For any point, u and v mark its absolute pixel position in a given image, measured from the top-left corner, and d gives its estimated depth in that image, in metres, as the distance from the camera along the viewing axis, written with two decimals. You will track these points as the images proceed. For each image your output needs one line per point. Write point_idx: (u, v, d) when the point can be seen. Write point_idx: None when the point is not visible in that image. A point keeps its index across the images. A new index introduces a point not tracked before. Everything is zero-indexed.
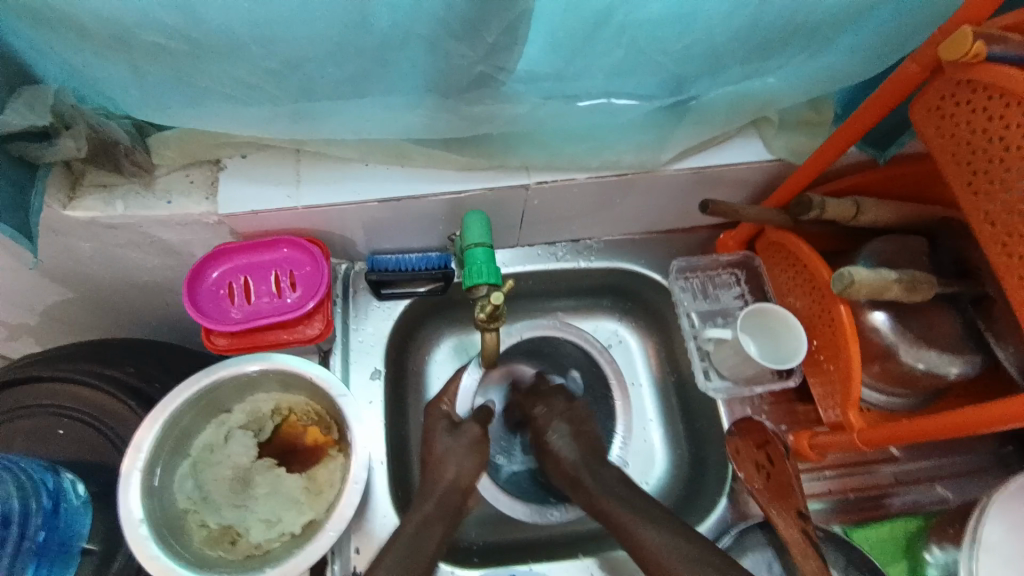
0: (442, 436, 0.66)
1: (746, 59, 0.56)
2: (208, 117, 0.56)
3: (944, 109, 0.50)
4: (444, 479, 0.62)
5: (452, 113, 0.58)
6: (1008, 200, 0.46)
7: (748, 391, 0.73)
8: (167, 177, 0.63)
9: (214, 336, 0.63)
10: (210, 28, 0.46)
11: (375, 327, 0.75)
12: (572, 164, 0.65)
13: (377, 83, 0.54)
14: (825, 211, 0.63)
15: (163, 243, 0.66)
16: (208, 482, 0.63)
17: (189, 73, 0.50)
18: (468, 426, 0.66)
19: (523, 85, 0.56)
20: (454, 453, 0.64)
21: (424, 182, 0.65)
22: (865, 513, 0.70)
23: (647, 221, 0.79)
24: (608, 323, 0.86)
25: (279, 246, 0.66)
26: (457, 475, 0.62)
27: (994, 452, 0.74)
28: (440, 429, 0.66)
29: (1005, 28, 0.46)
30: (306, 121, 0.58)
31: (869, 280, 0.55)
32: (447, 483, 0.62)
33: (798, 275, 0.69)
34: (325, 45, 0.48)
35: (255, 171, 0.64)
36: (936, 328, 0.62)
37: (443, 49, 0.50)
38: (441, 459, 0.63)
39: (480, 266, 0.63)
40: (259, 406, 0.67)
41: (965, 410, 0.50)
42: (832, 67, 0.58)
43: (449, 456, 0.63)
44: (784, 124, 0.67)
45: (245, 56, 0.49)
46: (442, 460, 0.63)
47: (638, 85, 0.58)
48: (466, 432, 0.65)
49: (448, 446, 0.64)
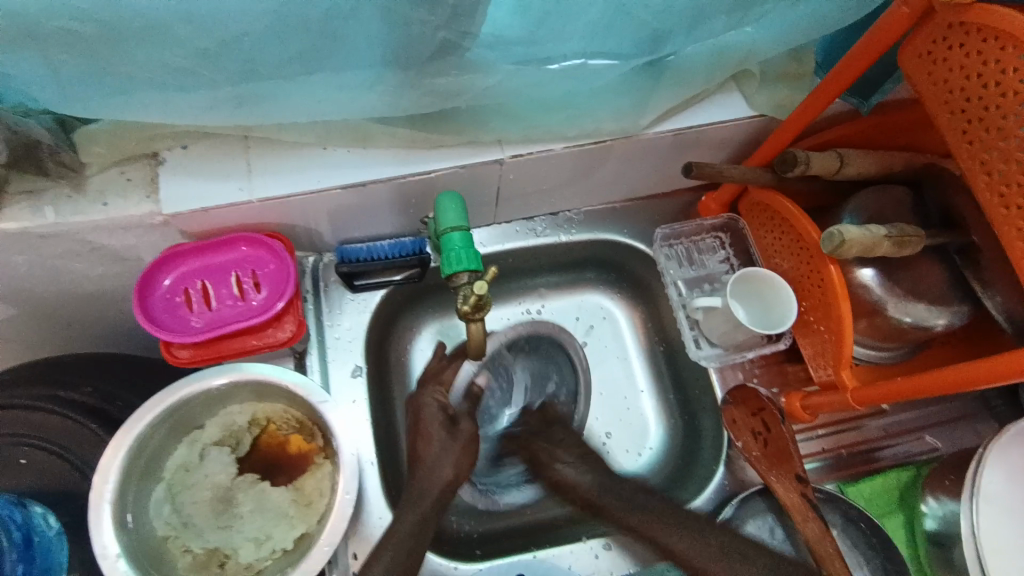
0: (439, 431, 0.62)
1: (727, 10, 0.52)
2: (136, 110, 0.50)
3: (936, 54, 0.47)
4: (441, 479, 0.59)
5: (416, 90, 0.53)
6: (1006, 148, 0.45)
7: (740, 356, 0.72)
8: (100, 178, 0.57)
9: (175, 348, 0.58)
10: (128, 6, 0.40)
11: (350, 321, 0.71)
12: (548, 134, 0.61)
13: (327, 58, 0.48)
14: (810, 166, 0.60)
15: (107, 251, 0.60)
16: (187, 506, 0.59)
17: (109, 61, 0.44)
18: (465, 425, 0.63)
19: (490, 51, 0.51)
20: (445, 454, 0.60)
21: (389, 164, 0.60)
22: (858, 468, 0.71)
23: (629, 187, 0.76)
24: (593, 296, 0.83)
25: (238, 244, 0.61)
26: (455, 477, 0.59)
27: (980, 397, 0.75)
28: (436, 425, 0.62)
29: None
30: (252, 106, 0.52)
31: (860, 237, 0.54)
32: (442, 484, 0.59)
33: (784, 235, 0.67)
34: (266, 18, 0.43)
35: (200, 164, 0.58)
36: (926, 280, 0.61)
37: (401, 15, 0.45)
38: (435, 462, 0.60)
39: (457, 252, 0.59)
40: (233, 419, 0.63)
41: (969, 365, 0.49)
42: (817, 14, 0.54)
43: (442, 459, 0.60)
44: (766, 78, 0.63)
45: (173, 37, 0.43)
46: (439, 461, 0.60)
47: (616, 44, 0.53)
48: (463, 432, 0.62)
49: (443, 445, 0.61)
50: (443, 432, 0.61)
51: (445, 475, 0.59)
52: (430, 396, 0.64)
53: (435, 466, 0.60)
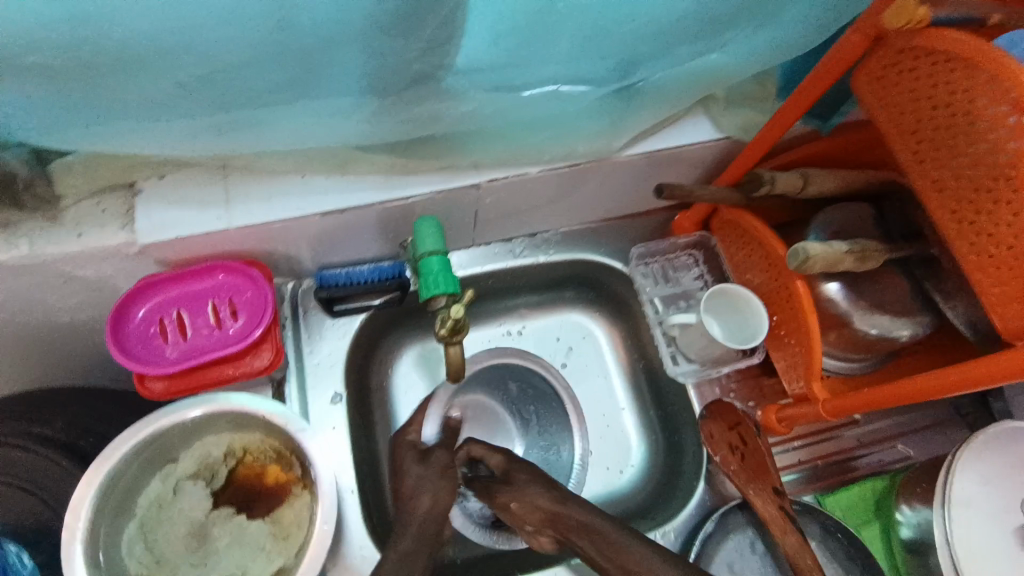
0: (414, 465, 0.60)
1: (690, 39, 0.54)
2: (113, 140, 0.50)
3: (888, 78, 0.49)
4: (421, 507, 0.56)
5: (392, 117, 0.54)
6: (956, 167, 0.47)
7: (716, 371, 0.73)
8: (77, 208, 0.56)
9: (148, 381, 0.57)
10: (100, 41, 0.40)
11: (331, 347, 0.71)
12: (523, 158, 0.63)
13: (304, 88, 0.49)
14: (776, 184, 0.63)
15: (81, 281, 0.59)
16: (162, 542, 0.58)
17: (84, 93, 0.45)
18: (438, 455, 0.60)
19: (464, 80, 0.52)
20: (426, 482, 0.58)
21: (367, 190, 0.61)
22: (834, 477, 0.73)
23: (605, 208, 0.78)
24: (573, 315, 0.84)
25: (215, 272, 0.61)
26: (435, 504, 0.56)
27: (950, 405, 0.77)
28: (409, 459, 0.60)
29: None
30: (229, 135, 0.52)
31: (824, 254, 0.56)
32: (423, 514, 0.56)
33: (754, 251, 0.69)
34: (241, 52, 0.44)
35: (177, 193, 0.58)
36: (888, 292, 0.63)
37: (376, 48, 0.46)
38: (414, 490, 0.57)
39: (436, 276, 0.60)
40: (209, 451, 0.62)
41: (934, 374, 0.51)
42: (775, 42, 0.57)
43: (422, 488, 0.57)
44: (731, 102, 0.66)
45: (148, 70, 0.43)
46: (416, 492, 0.57)
47: (586, 72, 0.55)
48: (437, 460, 0.60)
49: (420, 476, 0.58)
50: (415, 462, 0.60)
51: (423, 502, 0.56)
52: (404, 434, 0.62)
53: (415, 496, 0.57)
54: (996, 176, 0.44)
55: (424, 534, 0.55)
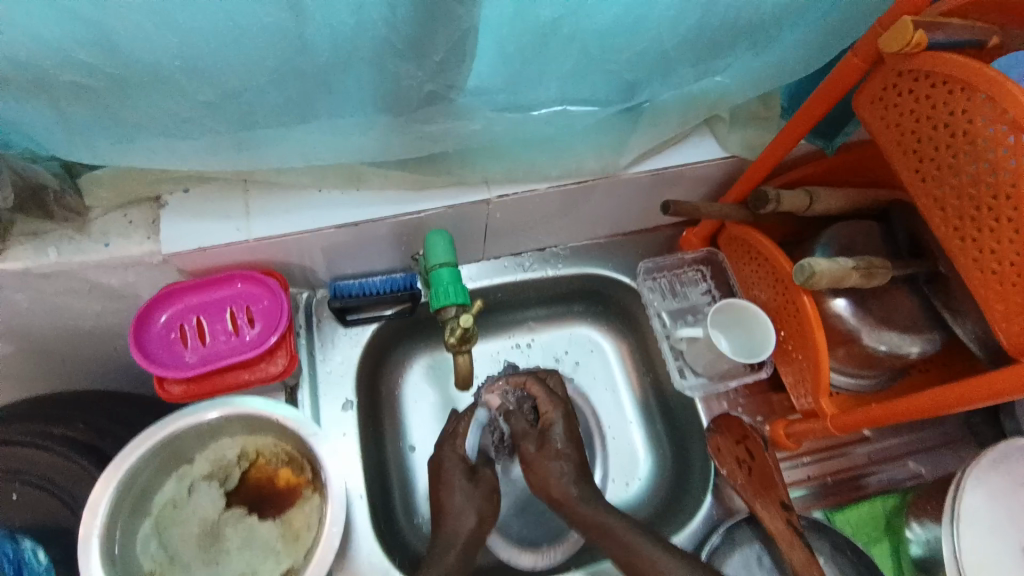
0: (460, 480, 0.64)
1: (695, 61, 0.56)
2: (141, 154, 0.53)
3: (887, 99, 0.50)
4: (467, 525, 0.61)
5: (405, 134, 0.56)
6: (957, 185, 0.47)
7: (723, 385, 0.74)
8: (103, 219, 0.59)
9: (168, 383, 0.59)
10: (132, 61, 0.43)
11: (343, 355, 0.72)
12: (532, 174, 0.64)
13: (321, 107, 0.51)
14: (782, 203, 0.63)
15: (105, 288, 0.62)
16: (175, 541, 0.60)
17: (117, 110, 0.47)
18: (485, 473, 0.65)
19: (475, 99, 0.54)
20: (470, 501, 0.62)
21: (380, 204, 0.63)
22: (845, 495, 0.72)
23: (613, 223, 0.79)
24: (581, 328, 0.85)
25: (233, 281, 0.63)
26: (477, 527, 0.61)
27: (962, 424, 0.76)
28: (458, 474, 0.64)
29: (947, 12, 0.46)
30: (250, 151, 0.55)
31: (829, 270, 0.56)
32: (468, 533, 0.61)
33: (760, 266, 0.70)
34: (263, 73, 0.46)
35: (198, 205, 0.60)
36: (898, 309, 0.63)
37: (390, 69, 0.48)
38: (459, 509, 0.62)
39: (445, 286, 0.62)
40: (223, 454, 0.64)
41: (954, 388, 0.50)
42: (778, 63, 0.58)
43: (465, 507, 0.62)
44: (735, 120, 0.67)
45: (175, 89, 0.46)
46: (461, 510, 0.62)
47: (592, 91, 0.57)
48: (484, 480, 0.64)
49: (466, 495, 0.63)
50: (462, 476, 0.64)
51: (468, 520, 0.61)
52: (451, 448, 0.66)
53: (459, 514, 0.62)
54: (996, 194, 0.44)
55: (466, 551, 0.60)
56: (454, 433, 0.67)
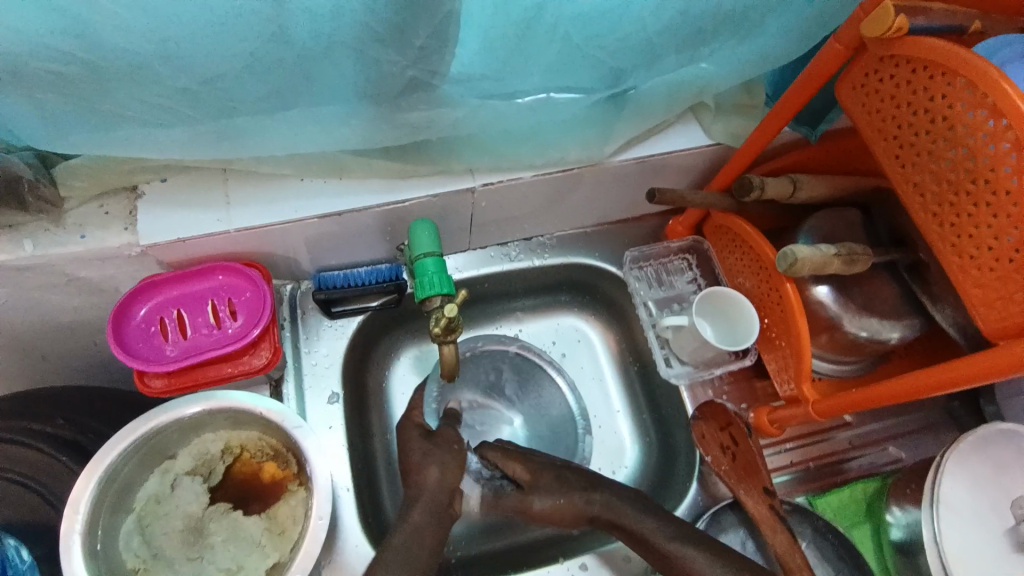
0: (418, 441, 0.61)
1: (680, 49, 0.56)
2: (120, 145, 0.51)
3: (869, 86, 0.50)
4: (430, 478, 0.58)
5: (388, 124, 0.56)
6: (936, 171, 0.47)
7: (708, 373, 0.74)
8: (80, 211, 0.58)
9: (148, 378, 0.59)
10: (107, 49, 0.42)
11: (328, 347, 0.72)
12: (517, 164, 0.64)
13: (301, 95, 0.50)
14: (765, 191, 0.63)
15: (84, 282, 0.61)
16: (159, 537, 0.59)
17: (93, 99, 0.46)
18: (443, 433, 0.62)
19: (459, 88, 0.54)
20: (433, 455, 0.59)
21: (364, 194, 0.62)
22: (826, 480, 0.74)
23: (600, 213, 0.79)
24: (568, 318, 0.85)
25: (214, 273, 0.62)
26: (441, 478, 0.58)
27: (941, 408, 0.78)
28: (414, 436, 0.61)
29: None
30: (231, 140, 0.53)
31: (811, 256, 0.57)
32: (431, 486, 0.58)
33: (745, 255, 0.70)
34: (241, 60, 0.45)
35: (177, 195, 0.59)
36: (878, 296, 0.64)
37: (372, 56, 0.48)
38: (420, 464, 0.59)
39: (430, 277, 0.62)
40: (207, 448, 0.63)
41: (938, 368, 0.49)
42: (763, 51, 0.58)
43: (427, 461, 0.59)
44: (720, 109, 0.68)
45: (152, 78, 0.45)
46: (423, 464, 0.59)
47: (577, 79, 0.56)
48: (443, 438, 0.62)
49: (425, 452, 0.60)
50: (421, 436, 0.62)
51: (433, 474, 0.58)
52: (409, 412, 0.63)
53: (421, 468, 0.59)
54: (975, 179, 0.44)
55: (432, 505, 0.57)
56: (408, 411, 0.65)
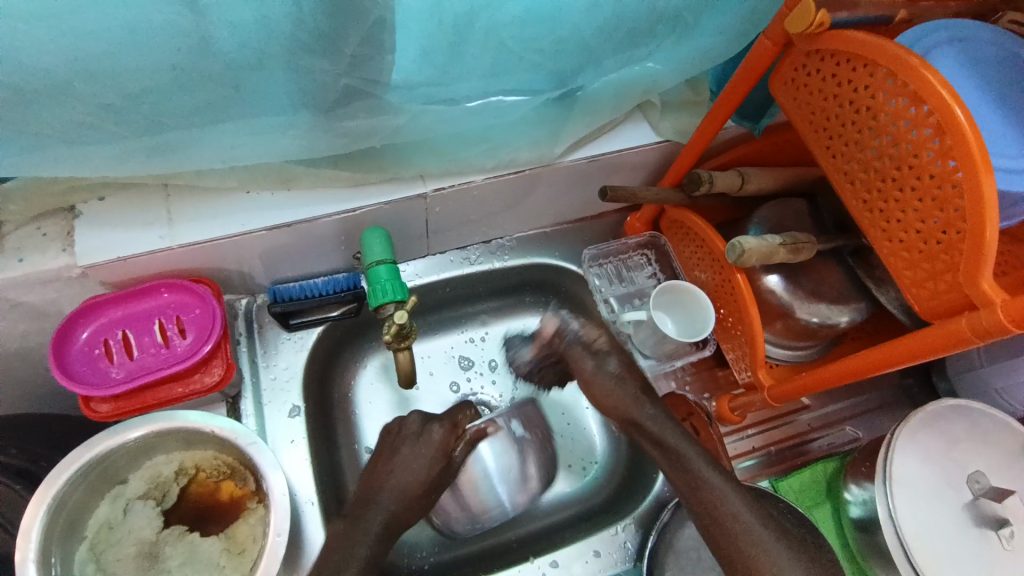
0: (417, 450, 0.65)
1: (619, 49, 0.57)
2: (48, 164, 0.50)
3: (798, 80, 0.52)
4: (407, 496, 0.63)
5: (330, 133, 0.55)
6: (863, 160, 0.49)
7: (669, 365, 0.75)
8: (18, 234, 0.56)
9: (95, 403, 0.57)
10: (22, 67, 0.40)
11: (288, 360, 0.71)
12: (467, 167, 0.64)
13: (235, 107, 0.50)
14: (715, 184, 0.65)
15: (26, 307, 0.59)
16: (112, 564, 0.58)
17: (11, 120, 0.45)
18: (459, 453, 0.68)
19: (401, 95, 0.53)
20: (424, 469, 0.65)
21: (315, 204, 0.62)
22: (788, 462, 0.75)
23: (558, 212, 0.80)
24: (533, 319, 0.85)
25: (160, 290, 0.60)
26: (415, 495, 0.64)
27: (896, 387, 0.81)
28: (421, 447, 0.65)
29: None
30: (166, 155, 0.52)
31: (758, 247, 0.58)
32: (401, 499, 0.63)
33: (699, 248, 0.72)
34: (165, 73, 0.44)
35: (118, 214, 0.58)
36: (826, 281, 0.66)
37: (305, 66, 0.47)
38: (409, 478, 0.64)
39: (384, 284, 0.62)
40: (159, 471, 0.62)
41: (878, 351, 0.51)
42: (701, 47, 0.59)
43: (411, 469, 0.64)
44: (667, 106, 0.69)
45: (74, 95, 0.43)
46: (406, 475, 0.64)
47: (518, 82, 0.57)
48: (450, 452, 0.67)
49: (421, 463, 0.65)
50: (442, 463, 0.66)
51: (417, 511, 0.64)
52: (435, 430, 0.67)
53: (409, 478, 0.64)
54: (899, 165, 0.46)
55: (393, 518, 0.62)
56: (452, 425, 0.68)
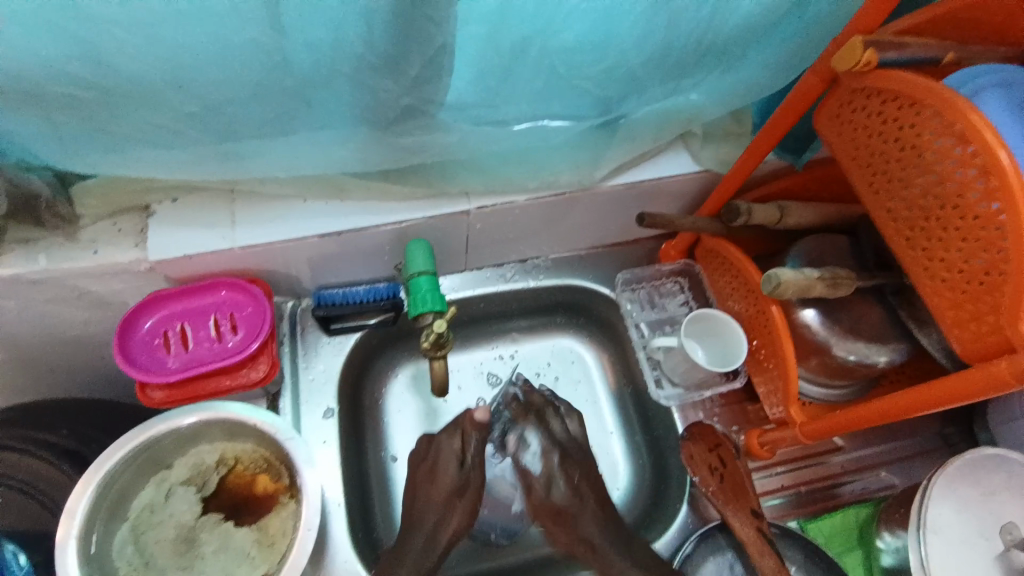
0: (442, 470, 0.64)
1: (663, 79, 0.59)
2: (128, 164, 0.55)
3: (843, 117, 0.53)
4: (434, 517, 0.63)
5: (385, 147, 0.59)
6: (906, 197, 0.49)
7: (699, 394, 0.75)
8: (93, 227, 0.61)
9: (149, 388, 0.61)
10: (118, 73, 0.45)
11: (325, 364, 0.73)
12: (509, 187, 0.67)
13: (301, 120, 0.54)
14: (753, 216, 0.65)
15: (94, 295, 0.63)
16: (151, 545, 0.61)
17: (103, 122, 0.49)
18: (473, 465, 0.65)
19: (453, 114, 0.57)
20: (446, 490, 0.64)
21: (365, 214, 0.65)
22: (818, 504, 0.73)
23: (595, 236, 0.81)
24: (563, 340, 0.86)
25: (219, 288, 0.64)
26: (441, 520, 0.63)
27: (937, 434, 0.78)
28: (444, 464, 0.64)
29: (899, 32, 0.48)
30: (235, 161, 0.57)
31: (794, 279, 0.58)
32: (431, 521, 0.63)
33: (734, 278, 0.72)
34: (244, 87, 0.48)
35: (184, 214, 0.62)
36: (865, 319, 0.65)
37: (367, 85, 0.51)
38: (435, 499, 0.64)
39: (424, 294, 0.65)
40: (202, 458, 0.65)
41: (912, 392, 0.50)
42: (746, 81, 0.61)
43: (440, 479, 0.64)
44: (708, 137, 0.70)
45: (160, 101, 0.48)
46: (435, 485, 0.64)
47: (565, 107, 0.59)
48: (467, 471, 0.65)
49: (447, 483, 0.64)
50: (456, 466, 0.64)
51: (453, 524, 0.64)
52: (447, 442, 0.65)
53: (435, 500, 0.64)
54: (943, 204, 0.46)
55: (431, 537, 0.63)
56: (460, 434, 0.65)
